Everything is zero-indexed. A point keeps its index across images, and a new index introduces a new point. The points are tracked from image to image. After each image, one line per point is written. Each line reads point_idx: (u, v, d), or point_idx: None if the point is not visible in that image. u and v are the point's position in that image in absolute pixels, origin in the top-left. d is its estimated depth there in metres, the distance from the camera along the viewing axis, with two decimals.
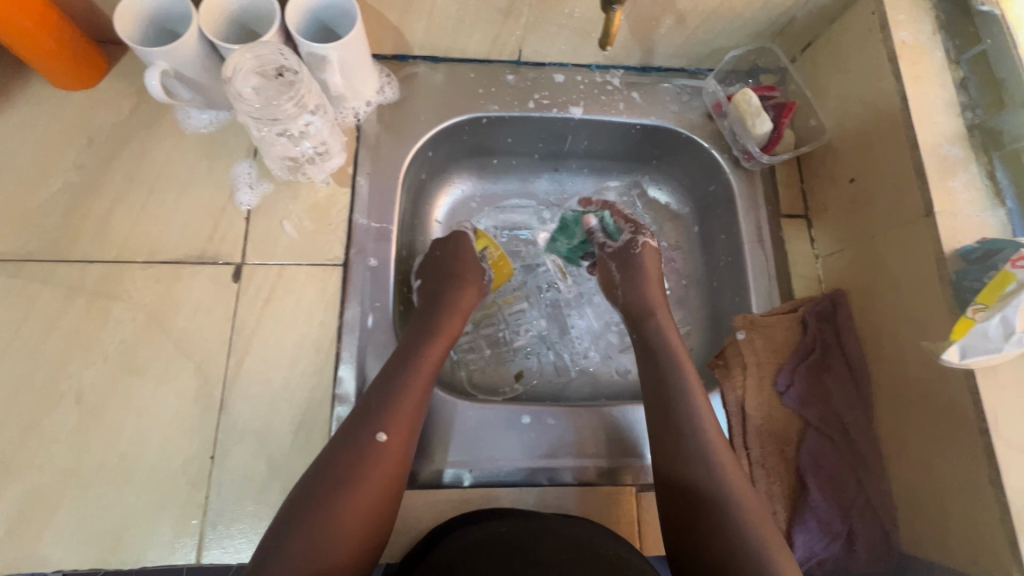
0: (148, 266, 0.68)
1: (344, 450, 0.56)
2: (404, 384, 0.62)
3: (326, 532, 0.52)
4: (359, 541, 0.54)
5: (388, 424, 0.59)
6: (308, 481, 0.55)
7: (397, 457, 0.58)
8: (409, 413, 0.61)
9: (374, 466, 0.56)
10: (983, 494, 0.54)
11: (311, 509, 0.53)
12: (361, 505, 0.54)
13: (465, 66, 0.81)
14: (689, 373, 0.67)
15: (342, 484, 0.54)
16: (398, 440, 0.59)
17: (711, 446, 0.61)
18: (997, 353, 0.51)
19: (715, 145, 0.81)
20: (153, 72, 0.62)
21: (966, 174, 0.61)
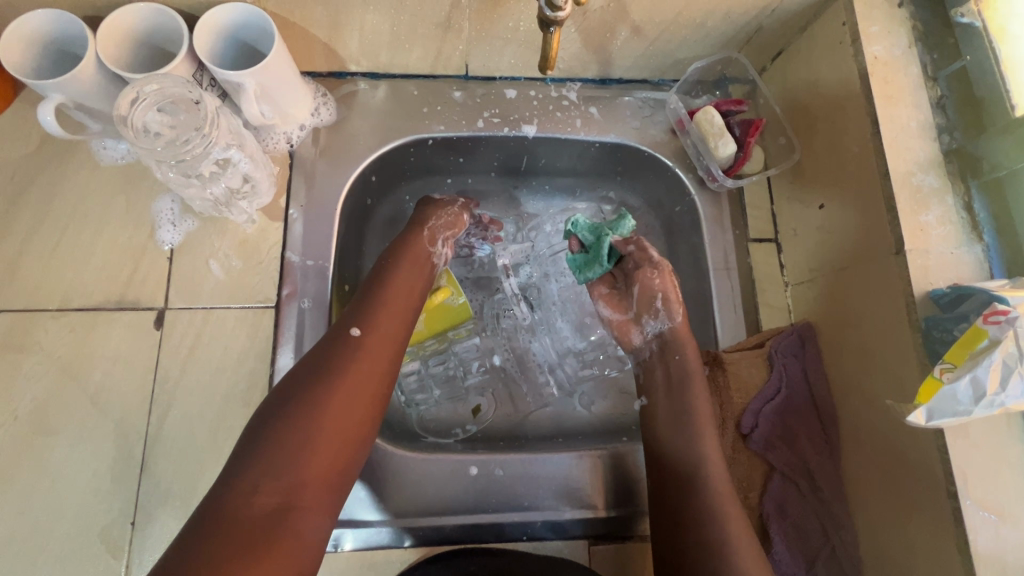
0: (61, 315, 0.63)
1: (321, 350, 0.55)
2: (379, 293, 0.61)
3: (304, 421, 0.49)
4: (342, 438, 0.51)
5: (361, 320, 0.57)
6: (283, 385, 0.53)
7: (376, 352, 0.56)
8: (387, 314, 0.59)
9: (349, 359, 0.54)
10: (948, 559, 0.50)
11: (286, 404, 0.50)
12: (339, 396, 0.52)
13: (408, 82, 0.75)
14: (701, 403, 0.64)
15: (317, 378, 0.52)
16: (375, 336, 0.57)
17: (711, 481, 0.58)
18: (965, 416, 0.46)
19: (679, 164, 0.76)
20: (46, 106, 0.56)
21: (940, 207, 0.55)
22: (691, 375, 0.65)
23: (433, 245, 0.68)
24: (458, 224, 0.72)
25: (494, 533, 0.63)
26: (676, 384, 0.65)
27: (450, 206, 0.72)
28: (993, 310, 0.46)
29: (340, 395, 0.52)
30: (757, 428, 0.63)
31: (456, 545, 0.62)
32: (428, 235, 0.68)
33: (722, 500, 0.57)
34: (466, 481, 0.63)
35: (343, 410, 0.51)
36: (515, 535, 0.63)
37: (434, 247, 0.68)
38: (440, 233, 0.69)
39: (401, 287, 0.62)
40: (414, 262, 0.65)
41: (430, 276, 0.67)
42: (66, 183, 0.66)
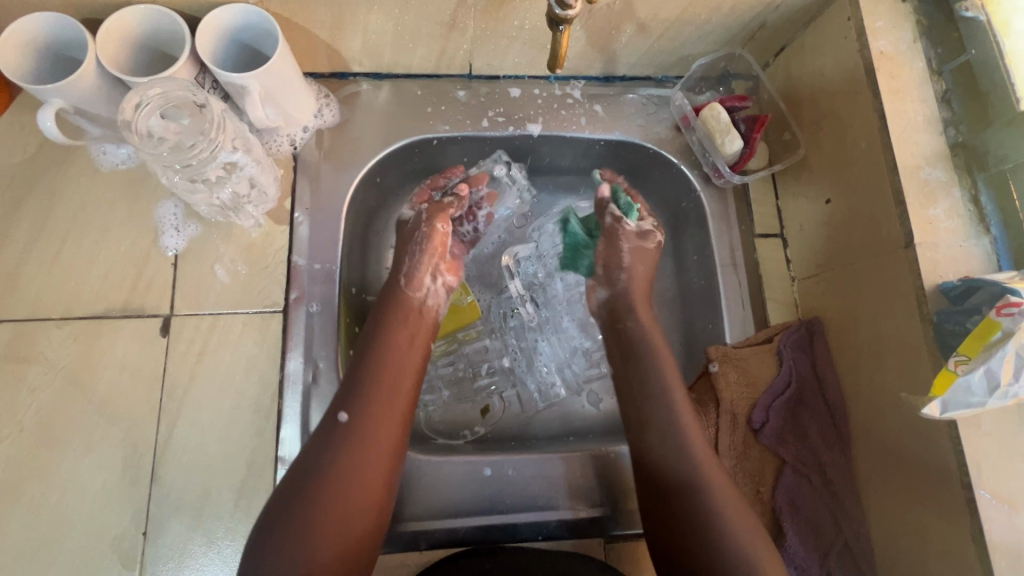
0: (64, 324, 0.62)
1: (312, 444, 0.53)
2: (368, 367, 0.58)
3: (309, 522, 0.49)
4: (348, 530, 0.50)
5: (349, 403, 0.55)
6: (285, 484, 0.52)
7: (369, 433, 0.54)
8: (376, 390, 0.56)
9: (343, 448, 0.52)
10: (963, 548, 0.50)
11: (286, 510, 0.50)
12: (338, 490, 0.51)
13: (411, 82, 0.74)
14: (670, 374, 0.62)
15: (314, 475, 0.51)
16: (363, 417, 0.54)
17: (692, 457, 0.56)
18: (979, 408, 0.47)
19: (685, 161, 0.76)
20: (47, 112, 0.55)
21: (948, 200, 0.56)
22: (653, 345, 0.64)
23: (419, 290, 0.66)
24: (434, 243, 0.67)
25: (508, 534, 0.63)
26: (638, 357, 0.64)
27: (416, 236, 0.68)
28: (1005, 301, 0.46)
29: (339, 493, 0.50)
30: (767, 423, 0.64)
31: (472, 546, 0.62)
32: (413, 289, 0.65)
33: (707, 476, 0.55)
34: (479, 483, 0.63)
35: (345, 507, 0.50)
36: (529, 535, 0.63)
37: (422, 291, 0.66)
38: (425, 275, 0.66)
39: (391, 352, 0.59)
40: (402, 324, 0.62)
41: (426, 334, 0.64)
42: (66, 190, 0.65)
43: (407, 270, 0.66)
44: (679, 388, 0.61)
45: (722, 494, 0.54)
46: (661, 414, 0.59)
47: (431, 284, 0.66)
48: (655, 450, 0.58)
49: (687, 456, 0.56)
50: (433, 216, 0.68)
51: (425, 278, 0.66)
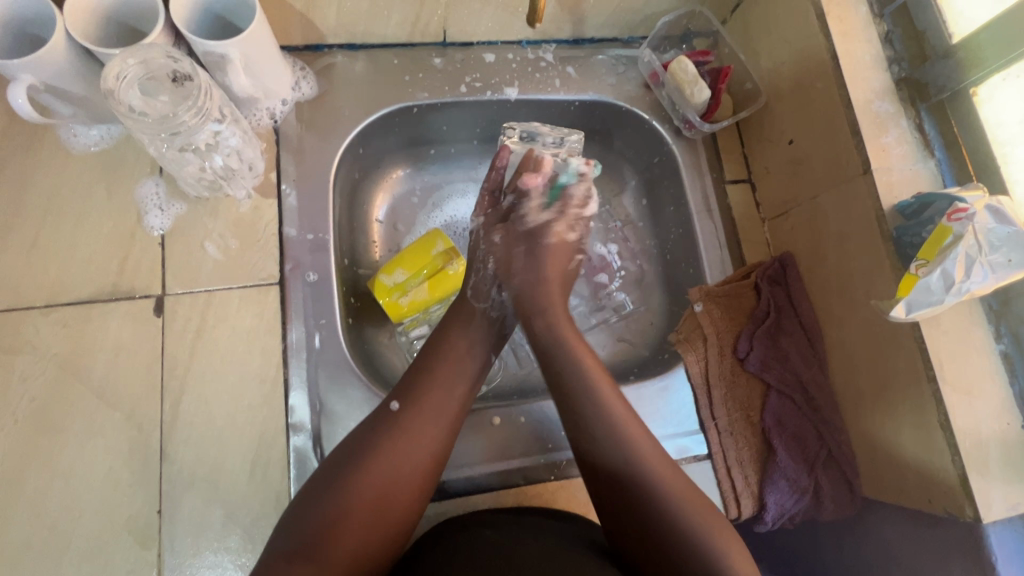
0: (50, 312, 0.60)
1: (363, 426, 0.56)
2: (426, 365, 0.61)
3: (342, 488, 0.51)
4: (375, 504, 0.52)
5: (402, 394, 0.58)
6: (336, 452, 0.55)
7: (416, 420, 0.56)
8: (430, 385, 0.59)
9: (390, 430, 0.55)
10: (933, 436, 0.56)
11: (327, 483, 0.52)
12: (375, 465, 0.53)
13: (387, 52, 0.75)
14: (569, 338, 0.64)
15: (361, 448, 0.54)
16: (412, 405, 0.57)
17: (638, 461, 0.55)
18: (939, 305, 0.53)
19: (656, 116, 0.79)
20: (17, 89, 0.53)
21: (897, 129, 0.62)
22: (562, 338, 0.63)
23: (484, 301, 0.68)
24: (501, 250, 0.70)
25: (523, 478, 0.65)
26: (549, 351, 0.63)
27: (479, 253, 0.71)
28: (955, 209, 0.52)
29: (372, 478, 0.52)
30: (752, 350, 0.69)
31: (488, 493, 0.64)
32: (474, 296, 0.68)
33: (636, 445, 0.56)
34: (490, 431, 0.66)
35: (378, 490, 0.52)
36: (541, 476, 0.65)
37: (486, 302, 0.68)
38: (489, 287, 0.69)
39: (449, 356, 0.62)
40: (463, 325, 0.65)
41: (478, 346, 0.65)
42: (39, 175, 0.63)
43: (472, 284, 0.69)
44: (607, 386, 0.60)
45: (641, 445, 0.56)
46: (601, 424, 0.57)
47: (497, 296, 0.69)
48: (609, 450, 0.56)
49: (620, 432, 0.57)
50: (491, 228, 0.71)
51: (490, 289, 0.69)
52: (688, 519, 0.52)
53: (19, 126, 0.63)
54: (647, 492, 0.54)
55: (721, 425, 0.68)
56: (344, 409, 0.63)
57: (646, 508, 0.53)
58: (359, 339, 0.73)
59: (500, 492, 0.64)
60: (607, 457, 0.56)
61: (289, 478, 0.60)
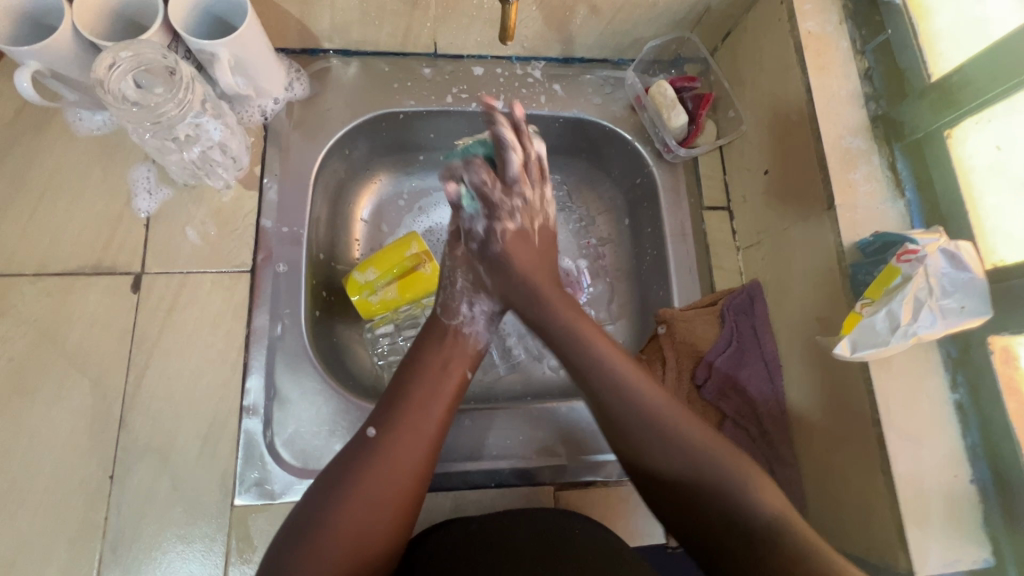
0: (37, 280, 0.64)
1: (341, 456, 0.55)
2: (403, 388, 0.59)
3: (324, 534, 0.49)
4: (354, 544, 0.50)
5: (378, 419, 0.56)
6: (314, 492, 0.53)
7: (394, 450, 0.54)
8: (406, 410, 0.57)
9: (366, 463, 0.53)
10: (875, 481, 0.54)
11: (309, 522, 0.51)
12: (354, 504, 0.51)
13: (380, 59, 0.78)
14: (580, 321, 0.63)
15: (338, 486, 0.52)
16: (388, 433, 0.55)
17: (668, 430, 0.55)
18: (885, 347, 0.51)
19: (638, 138, 0.80)
20: (23, 73, 0.57)
21: (867, 166, 0.61)
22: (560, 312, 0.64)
23: (455, 317, 0.66)
24: (467, 264, 0.69)
25: (464, 481, 0.66)
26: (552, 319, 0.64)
27: (447, 272, 0.69)
28: (905, 249, 0.51)
29: (354, 513, 0.51)
30: (709, 379, 0.68)
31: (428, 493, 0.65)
32: (449, 311, 0.66)
33: (686, 429, 0.55)
34: None
35: (361, 522, 0.50)
36: (482, 482, 0.67)
37: (456, 318, 0.66)
38: (458, 301, 0.67)
39: (426, 374, 0.60)
40: (443, 341, 0.64)
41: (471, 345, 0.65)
42: (44, 153, 0.68)
43: (443, 301, 0.67)
44: (625, 363, 0.59)
45: (687, 427, 0.55)
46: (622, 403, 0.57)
47: (468, 311, 0.67)
48: (642, 426, 0.55)
49: (650, 419, 0.55)
50: (454, 250, 0.69)
51: (461, 305, 0.67)
52: (717, 467, 0.53)
53: (31, 107, 0.69)
54: (679, 459, 0.54)
55: None
56: (298, 397, 0.65)
57: (675, 464, 0.54)
58: (329, 332, 0.75)
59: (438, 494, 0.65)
60: (636, 424, 0.56)
61: (237, 458, 0.62)
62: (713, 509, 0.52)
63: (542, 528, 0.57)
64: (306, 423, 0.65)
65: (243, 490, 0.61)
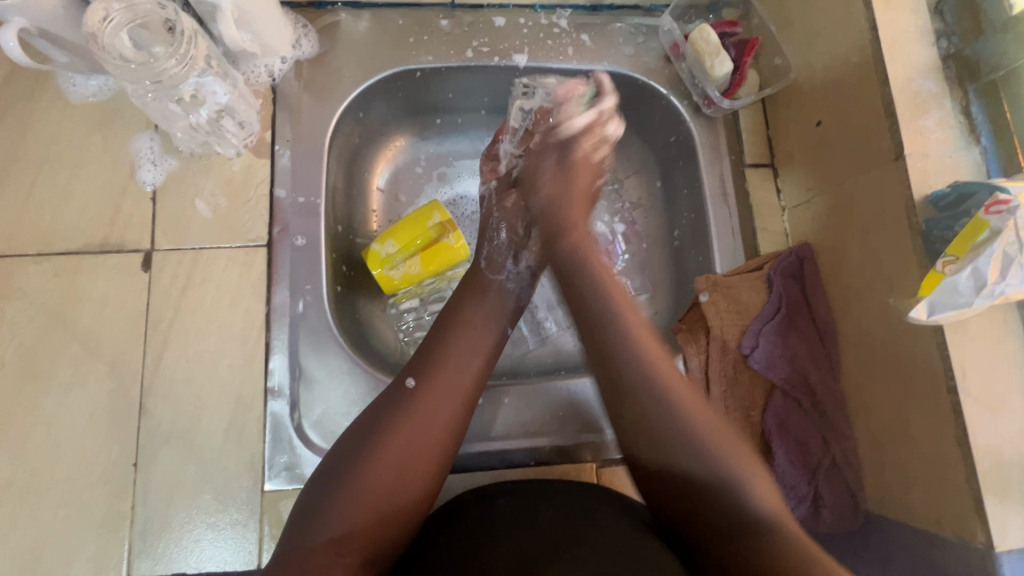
0: (42, 260, 0.60)
1: (377, 404, 0.51)
2: (446, 341, 0.55)
3: (355, 487, 0.46)
4: (388, 500, 0.47)
5: (418, 368, 0.53)
6: (346, 441, 0.50)
7: (434, 404, 0.50)
8: (448, 365, 0.53)
9: (405, 414, 0.50)
10: (949, 453, 0.51)
11: (336, 473, 0.47)
12: (390, 457, 0.48)
13: (392, 11, 0.72)
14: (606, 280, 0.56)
15: (374, 438, 0.48)
16: (430, 386, 0.51)
17: (676, 409, 0.48)
18: (966, 308, 0.48)
19: (674, 91, 0.74)
20: (8, 31, 0.51)
21: (939, 111, 0.55)
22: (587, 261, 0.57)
23: (498, 273, 0.62)
24: (512, 214, 0.65)
25: (502, 460, 0.64)
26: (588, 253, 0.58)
27: (492, 221, 0.66)
28: (995, 200, 0.47)
29: (390, 465, 0.47)
30: (758, 347, 0.63)
31: (465, 473, 0.63)
32: (490, 264, 0.62)
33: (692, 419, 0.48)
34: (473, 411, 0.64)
35: (395, 477, 0.47)
36: (522, 461, 0.64)
37: (501, 270, 0.62)
38: (503, 258, 0.63)
39: (468, 326, 0.56)
40: (483, 294, 0.59)
41: (511, 308, 0.60)
42: (39, 123, 0.63)
43: (486, 254, 0.63)
44: (637, 326, 0.53)
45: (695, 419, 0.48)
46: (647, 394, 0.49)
47: (512, 267, 0.63)
48: (653, 407, 0.49)
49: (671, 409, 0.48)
50: (503, 192, 0.66)
51: (505, 260, 0.63)
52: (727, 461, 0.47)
53: (21, 73, 0.64)
54: (698, 458, 0.47)
55: None
56: (324, 377, 0.62)
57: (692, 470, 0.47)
58: (349, 309, 0.71)
59: (479, 473, 0.63)
60: (647, 401, 0.49)
61: (265, 442, 0.59)
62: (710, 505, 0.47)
63: (555, 502, 0.52)
64: (334, 405, 0.61)
65: (273, 475, 0.59)
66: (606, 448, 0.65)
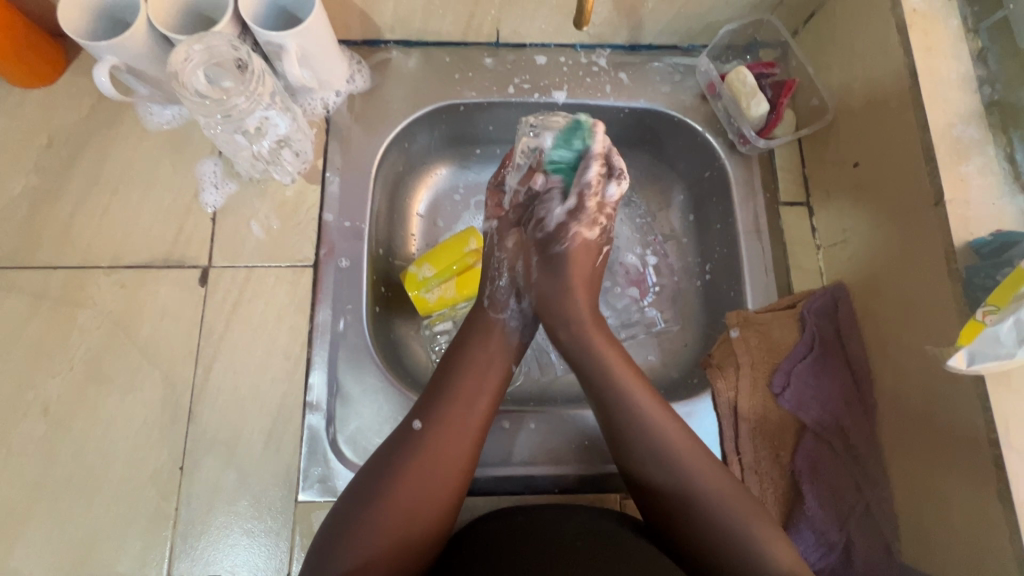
0: (112, 272, 0.66)
1: (389, 445, 0.54)
2: (452, 384, 0.57)
3: (368, 524, 0.49)
4: (399, 538, 0.50)
5: (424, 412, 0.55)
6: (359, 480, 0.53)
7: (439, 446, 0.53)
8: (452, 407, 0.56)
9: (411, 457, 0.53)
10: (990, 507, 0.49)
11: (353, 510, 0.50)
12: (399, 497, 0.51)
13: (440, 49, 0.76)
14: (601, 346, 0.60)
15: (383, 479, 0.52)
16: (434, 428, 0.54)
17: (687, 474, 0.53)
18: (1009, 359, 0.47)
19: (710, 128, 0.75)
20: (102, 68, 0.57)
21: (981, 158, 0.55)
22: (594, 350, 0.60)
23: (501, 312, 0.64)
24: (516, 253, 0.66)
25: (526, 485, 0.64)
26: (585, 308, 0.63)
27: (495, 259, 0.66)
28: None
29: (403, 502, 0.50)
30: (789, 387, 0.63)
31: (491, 496, 0.64)
32: (494, 308, 0.64)
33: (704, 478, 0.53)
34: (501, 435, 0.65)
35: (405, 516, 0.50)
36: (546, 487, 0.65)
37: (504, 314, 0.64)
38: (506, 298, 0.65)
39: (473, 368, 0.59)
40: (487, 338, 0.62)
41: (513, 352, 0.63)
42: (118, 147, 0.70)
43: (488, 293, 0.65)
44: (642, 393, 0.57)
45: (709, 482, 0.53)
46: (648, 454, 0.55)
47: (515, 306, 0.65)
48: (647, 459, 0.55)
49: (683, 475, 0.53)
50: (503, 232, 0.66)
51: (508, 298, 0.65)
52: (709, 496, 0.52)
53: (105, 103, 0.70)
54: (700, 511, 0.52)
55: (746, 462, 0.63)
56: (359, 394, 0.64)
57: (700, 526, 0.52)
58: (386, 328, 0.74)
59: (503, 496, 0.64)
60: (645, 456, 0.55)
61: (301, 453, 0.62)
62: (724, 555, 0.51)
63: (577, 521, 0.53)
64: (368, 421, 0.64)
65: (307, 485, 0.61)
66: None
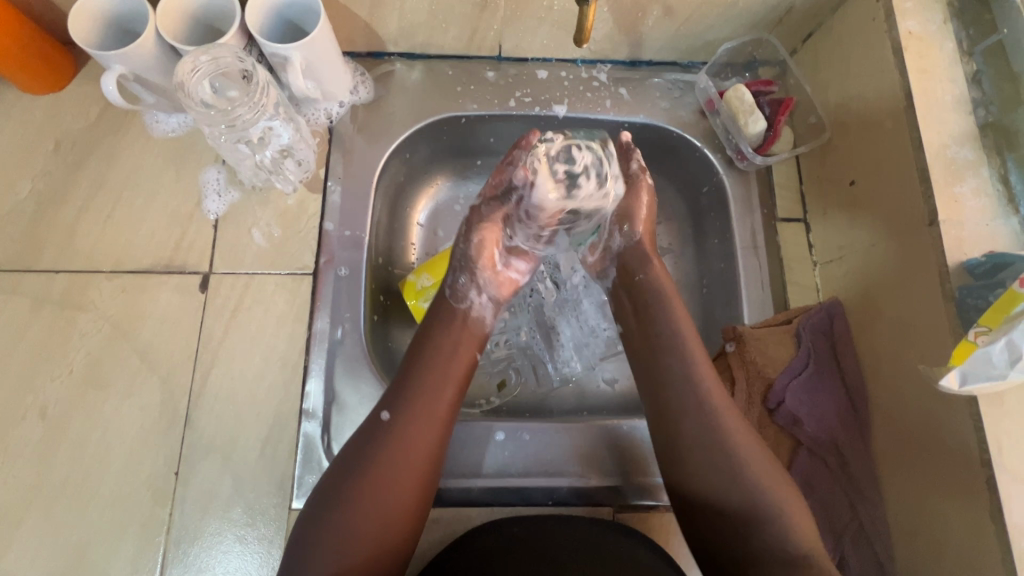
0: (114, 277, 0.66)
1: (355, 440, 0.54)
2: (415, 373, 0.57)
3: (343, 521, 0.50)
4: (374, 532, 0.50)
5: (390, 403, 0.55)
6: (330, 475, 0.53)
7: (406, 436, 0.53)
8: (417, 396, 0.55)
9: (381, 449, 0.53)
10: (983, 529, 0.49)
11: (323, 508, 0.51)
12: (370, 490, 0.51)
13: (443, 62, 0.77)
14: (681, 319, 0.61)
15: (354, 474, 0.52)
16: (402, 419, 0.54)
17: (728, 445, 0.54)
18: (1000, 380, 0.48)
19: (708, 144, 0.76)
20: (109, 77, 0.58)
21: (975, 179, 0.55)
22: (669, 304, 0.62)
23: (462, 301, 0.63)
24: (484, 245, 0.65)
25: (520, 497, 0.64)
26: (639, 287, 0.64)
27: (459, 249, 0.65)
28: None
29: (370, 498, 0.51)
30: (784, 403, 0.62)
31: (484, 508, 0.64)
32: (459, 295, 0.64)
33: (738, 451, 0.54)
34: (495, 446, 0.65)
35: (377, 509, 0.51)
36: (540, 499, 0.65)
37: (467, 300, 0.64)
38: (471, 287, 0.64)
39: (437, 357, 0.58)
40: (451, 325, 0.61)
41: (477, 335, 0.62)
42: (123, 154, 0.71)
43: (451, 284, 0.64)
44: (701, 357, 0.59)
45: (745, 454, 0.54)
46: (694, 423, 0.55)
47: (477, 298, 0.64)
48: (695, 431, 0.55)
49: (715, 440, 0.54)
50: (474, 225, 0.65)
51: (470, 291, 0.64)
52: (755, 472, 0.53)
53: (112, 110, 0.71)
54: (731, 487, 0.53)
55: None
56: (355, 403, 0.65)
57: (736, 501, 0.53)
58: (383, 337, 0.74)
59: (496, 508, 0.64)
60: (695, 428, 0.55)
61: (295, 461, 0.62)
62: (752, 537, 0.52)
63: (570, 533, 0.54)
64: None
65: (300, 493, 0.61)
66: (624, 493, 0.65)
